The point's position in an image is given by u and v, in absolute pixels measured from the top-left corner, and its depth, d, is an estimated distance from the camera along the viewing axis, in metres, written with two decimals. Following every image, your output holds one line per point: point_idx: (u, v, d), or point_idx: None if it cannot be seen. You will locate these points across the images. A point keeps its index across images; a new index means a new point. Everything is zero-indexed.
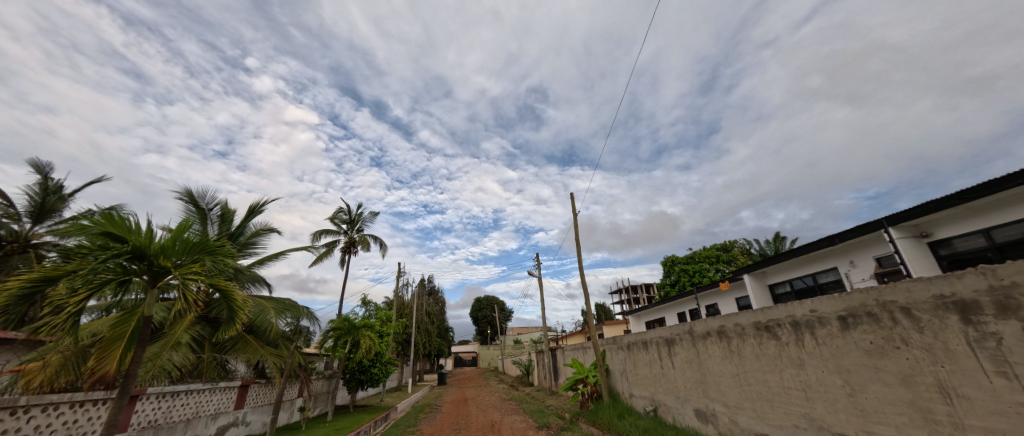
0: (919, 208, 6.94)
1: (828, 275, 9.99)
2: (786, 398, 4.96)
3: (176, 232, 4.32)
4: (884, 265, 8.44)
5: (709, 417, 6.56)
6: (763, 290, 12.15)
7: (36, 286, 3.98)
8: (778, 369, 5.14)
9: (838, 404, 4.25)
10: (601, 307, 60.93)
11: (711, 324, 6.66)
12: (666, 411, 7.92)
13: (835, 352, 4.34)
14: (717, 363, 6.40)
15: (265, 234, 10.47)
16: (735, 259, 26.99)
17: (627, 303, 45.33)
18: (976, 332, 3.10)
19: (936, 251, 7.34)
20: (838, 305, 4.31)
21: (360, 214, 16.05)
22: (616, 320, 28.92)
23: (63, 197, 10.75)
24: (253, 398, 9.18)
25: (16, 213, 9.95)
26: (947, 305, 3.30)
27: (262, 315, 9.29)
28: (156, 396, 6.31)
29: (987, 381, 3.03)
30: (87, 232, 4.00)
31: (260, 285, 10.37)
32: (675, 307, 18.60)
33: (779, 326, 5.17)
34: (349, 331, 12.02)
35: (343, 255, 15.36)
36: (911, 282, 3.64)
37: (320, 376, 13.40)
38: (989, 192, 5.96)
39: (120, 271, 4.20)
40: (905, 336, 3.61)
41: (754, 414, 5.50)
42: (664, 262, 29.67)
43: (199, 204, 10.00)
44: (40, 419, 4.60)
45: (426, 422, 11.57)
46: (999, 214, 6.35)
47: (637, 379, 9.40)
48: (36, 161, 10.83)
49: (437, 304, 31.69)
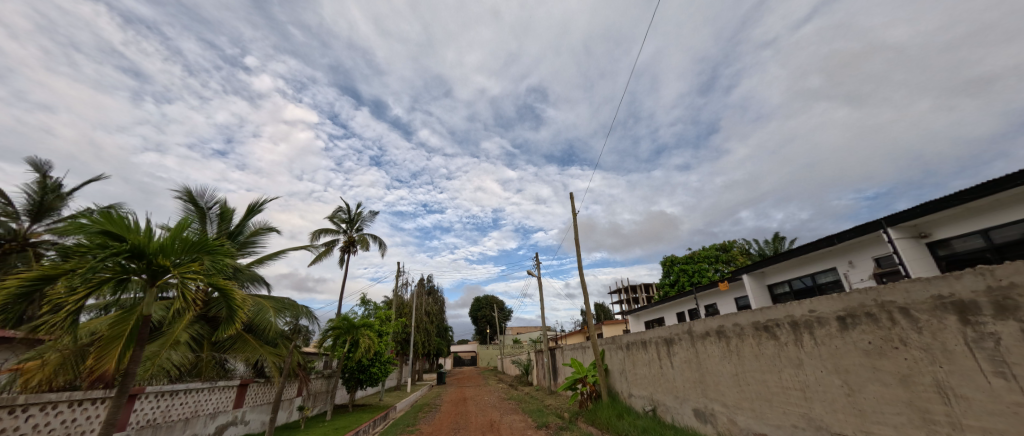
0: (919, 209, 6.94)
1: (827, 276, 10.01)
2: (784, 398, 4.97)
3: (175, 231, 4.31)
4: (883, 265, 8.46)
5: (707, 416, 6.57)
6: (762, 290, 12.17)
7: (35, 285, 3.97)
8: (777, 369, 5.15)
9: (837, 404, 4.27)
10: (601, 307, 60.98)
11: (710, 323, 6.67)
12: (665, 411, 7.93)
13: (833, 353, 4.35)
14: (716, 362, 6.42)
15: (265, 233, 10.46)
16: (735, 259, 27.00)
17: (627, 303, 45.32)
18: (973, 332, 3.11)
19: (935, 251, 7.35)
20: (837, 305, 4.32)
21: (360, 213, 16.03)
22: (616, 320, 28.96)
23: (62, 195, 10.73)
24: (252, 397, 9.18)
25: (14, 211, 9.93)
26: (945, 305, 3.31)
27: (262, 314, 9.28)
28: (156, 395, 6.32)
29: (985, 381, 3.04)
30: (86, 231, 3.99)
31: (260, 284, 10.36)
32: (675, 307, 18.63)
33: (778, 326, 5.17)
34: (348, 330, 12.01)
35: (343, 254, 15.35)
36: (910, 282, 3.65)
37: (319, 375, 13.41)
38: (988, 193, 5.97)
39: (119, 270, 4.19)
40: (904, 336, 3.62)
41: (753, 413, 5.52)
42: (663, 262, 29.70)
43: (198, 203, 9.98)
44: (38, 418, 4.59)
45: (426, 421, 11.58)
46: (998, 215, 6.36)
47: (636, 379, 9.41)
48: (35, 160, 10.80)
49: (436, 303, 31.71)
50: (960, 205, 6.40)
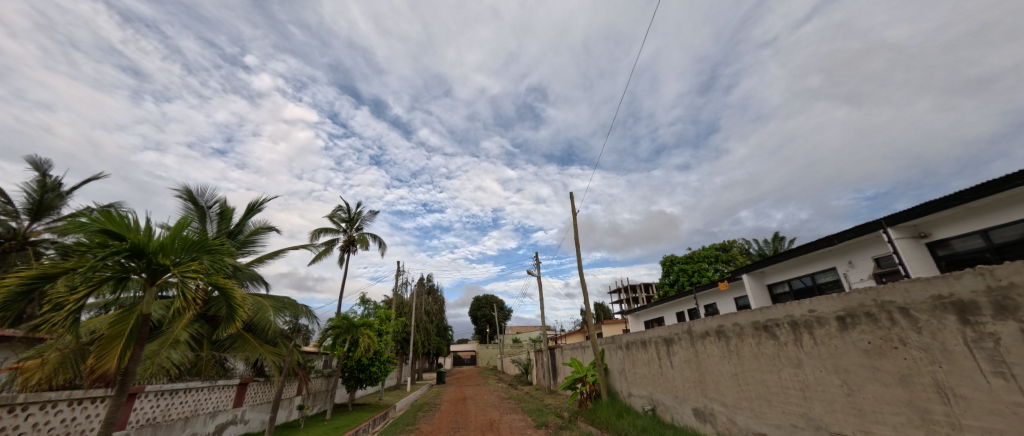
0: (918, 209, 6.95)
1: (826, 276, 10.02)
2: (784, 398, 4.97)
3: (175, 230, 4.30)
4: (882, 265, 8.47)
5: (706, 416, 6.59)
6: (762, 290, 12.17)
7: (34, 284, 3.96)
8: (777, 368, 5.15)
9: (836, 404, 4.27)
10: (601, 307, 61.05)
11: (710, 323, 6.66)
12: (664, 410, 7.95)
13: (832, 352, 4.35)
14: (715, 362, 6.41)
15: (265, 232, 10.46)
16: (735, 259, 27.00)
17: (627, 303, 45.32)
18: (973, 332, 3.11)
19: (934, 251, 7.36)
20: (837, 305, 4.32)
21: (360, 213, 16.03)
22: (616, 320, 28.98)
23: (61, 194, 10.72)
24: (252, 396, 9.17)
25: (14, 210, 9.92)
26: (945, 305, 3.31)
27: (261, 313, 9.28)
28: (156, 394, 6.32)
29: (984, 381, 3.04)
30: (85, 230, 3.98)
31: (259, 283, 10.35)
32: (674, 307, 18.64)
33: (777, 326, 5.18)
34: (348, 330, 12.00)
35: (342, 253, 15.36)
36: (909, 282, 3.65)
37: (319, 374, 13.40)
38: (987, 193, 5.98)
39: (120, 269, 4.19)
40: (903, 336, 3.63)
41: (753, 413, 5.51)
42: (663, 262, 29.72)
43: (197, 202, 9.98)
44: (38, 416, 4.59)
45: (425, 421, 11.59)
46: (997, 215, 6.37)
47: (636, 379, 9.43)
48: (34, 159, 10.80)
49: (436, 303, 31.69)
50: (960, 205, 6.40)
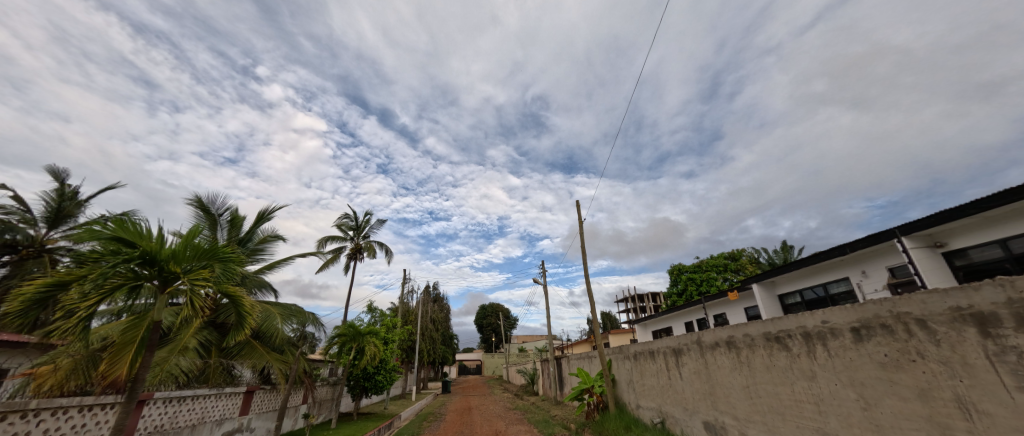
0: (932, 218, 6.83)
1: (838, 286, 9.85)
2: (797, 412, 4.86)
3: (186, 237, 4.37)
4: (897, 275, 8.29)
5: (717, 429, 6.46)
6: (773, 300, 11.94)
7: (50, 291, 4.04)
8: (789, 381, 5.05)
9: (852, 419, 4.15)
10: (604, 315, 61.38)
11: (720, 334, 6.56)
12: (674, 423, 7.80)
13: (848, 365, 4.24)
14: (726, 374, 6.29)
15: (272, 241, 10.56)
16: (744, 268, 26.35)
17: (633, 310, 44.90)
18: (995, 346, 3.01)
19: (951, 261, 7.22)
20: (851, 316, 4.22)
21: (366, 221, 16.15)
22: (622, 330, 28.67)
23: (78, 202, 11.01)
24: (257, 404, 9.14)
25: (33, 218, 10.19)
26: (964, 317, 3.23)
27: (268, 321, 9.33)
28: (163, 401, 6.31)
29: (1008, 396, 2.92)
30: (98, 237, 4.02)
31: (267, 291, 10.47)
32: (682, 317, 18.33)
33: (789, 337, 5.08)
34: (354, 338, 11.92)
35: (349, 260, 15.47)
36: (926, 293, 3.57)
37: (325, 383, 13.32)
38: (1003, 202, 5.87)
39: (131, 276, 4.29)
40: (921, 349, 3.53)
41: (765, 427, 5.37)
42: (670, 270, 29.47)
43: (209, 210, 10.15)
44: (49, 422, 4.64)
45: (430, 431, 11.51)
46: (1014, 225, 6.25)
47: (644, 390, 9.30)
48: (53, 167, 11.10)
49: (440, 309, 31.72)
50: (977, 213, 6.26)
